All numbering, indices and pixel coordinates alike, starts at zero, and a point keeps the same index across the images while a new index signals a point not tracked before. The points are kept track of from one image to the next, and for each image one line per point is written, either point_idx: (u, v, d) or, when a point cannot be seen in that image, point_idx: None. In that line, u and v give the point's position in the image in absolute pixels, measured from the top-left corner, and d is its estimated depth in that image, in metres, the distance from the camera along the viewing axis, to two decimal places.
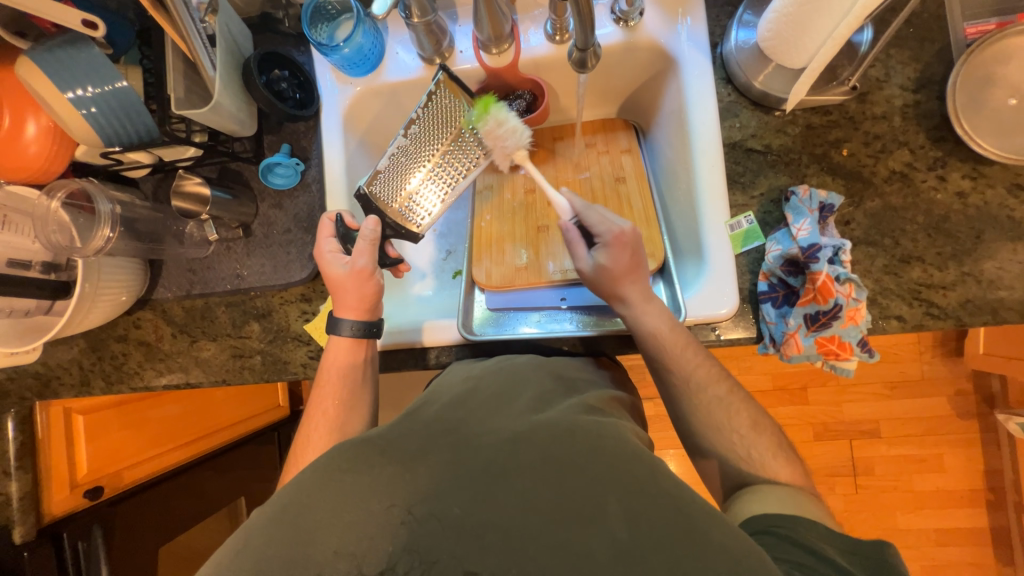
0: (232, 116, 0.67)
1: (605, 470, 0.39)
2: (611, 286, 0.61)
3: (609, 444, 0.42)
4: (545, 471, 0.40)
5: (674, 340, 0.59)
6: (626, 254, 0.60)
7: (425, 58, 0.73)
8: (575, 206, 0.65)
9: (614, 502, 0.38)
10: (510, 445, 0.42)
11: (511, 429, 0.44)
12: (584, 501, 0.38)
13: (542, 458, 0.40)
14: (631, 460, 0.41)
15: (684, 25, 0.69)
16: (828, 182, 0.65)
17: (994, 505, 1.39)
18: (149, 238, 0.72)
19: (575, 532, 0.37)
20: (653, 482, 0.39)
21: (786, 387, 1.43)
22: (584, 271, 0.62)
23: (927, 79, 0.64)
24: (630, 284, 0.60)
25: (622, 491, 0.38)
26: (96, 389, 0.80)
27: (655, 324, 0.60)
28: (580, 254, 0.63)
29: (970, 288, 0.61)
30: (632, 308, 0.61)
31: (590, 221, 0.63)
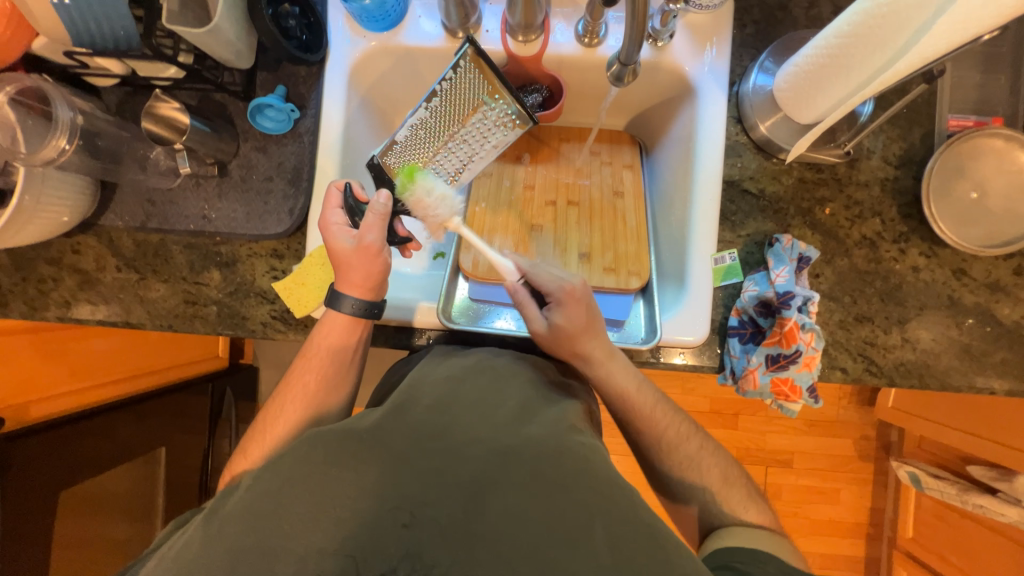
0: (229, 44, 0.61)
1: (593, 495, 0.43)
2: (566, 345, 0.61)
3: (595, 470, 0.45)
4: (531, 491, 0.42)
5: (640, 400, 0.62)
6: (581, 313, 0.60)
7: (448, 29, 0.69)
8: (523, 268, 0.65)
9: (601, 531, 0.40)
10: (501, 458, 0.44)
11: (499, 442, 0.46)
12: (571, 523, 0.41)
13: (530, 476, 0.43)
14: (614, 488, 0.44)
15: (709, 56, 0.70)
16: (807, 235, 0.69)
17: (872, 538, 1.57)
18: (107, 157, 0.66)
19: (562, 555, 0.39)
20: (632, 511, 0.42)
21: (722, 411, 1.53)
22: (538, 331, 0.62)
23: (907, 158, 0.70)
24: (588, 342, 0.61)
25: (608, 521, 0.41)
26: (13, 314, 0.71)
27: (624, 381, 0.62)
28: (532, 312, 0.62)
29: (906, 353, 0.68)
30: (596, 368, 0.62)
31: (539, 280, 0.63)
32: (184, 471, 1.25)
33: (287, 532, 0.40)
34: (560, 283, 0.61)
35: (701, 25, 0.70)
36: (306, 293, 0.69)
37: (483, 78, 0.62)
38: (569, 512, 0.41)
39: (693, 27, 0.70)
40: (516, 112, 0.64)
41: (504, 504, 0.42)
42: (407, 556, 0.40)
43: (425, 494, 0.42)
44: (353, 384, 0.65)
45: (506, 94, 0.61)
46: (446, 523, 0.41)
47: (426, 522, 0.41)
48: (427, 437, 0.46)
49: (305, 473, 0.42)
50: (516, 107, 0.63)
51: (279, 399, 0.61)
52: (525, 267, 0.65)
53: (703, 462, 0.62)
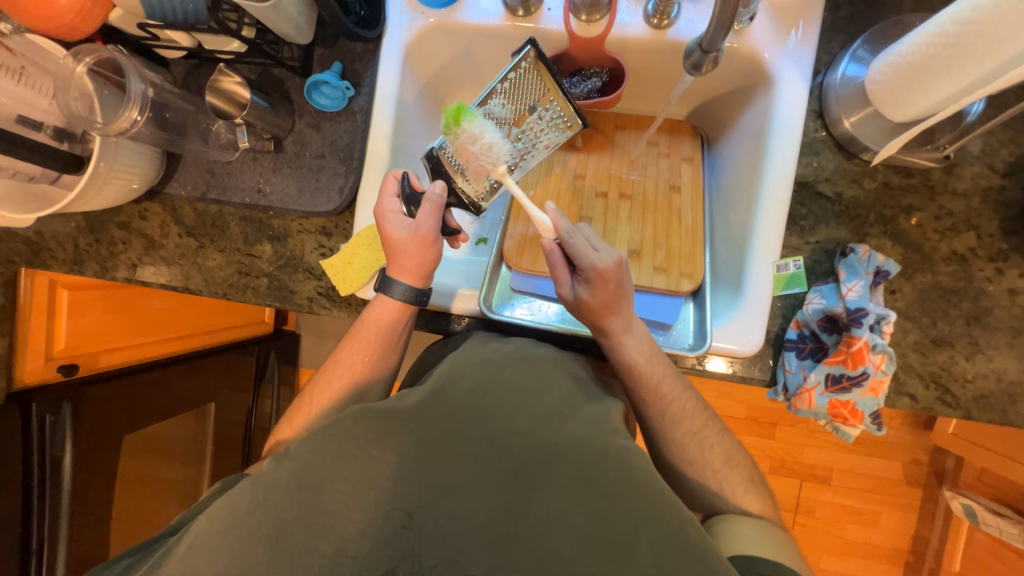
0: (291, 19, 0.60)
1: (637, 508, 0.41)
2: (590, 317, 0.60)
3: (640, 479, 0.42)
4: (572, 493, 0.41)
5: (650, 371, 0.60)
6: (607, 292, 0.57)
7: (508, 7, 0.66)
8: (560, 229, 0.59)
9: (645, 545, 0.39)
10: (545, 457, 0.43)
11: (541, 437, 0.44)
12: (614, 535, 0.40)
13: (570, 476, 0.42)
14: (660, 499, 0.41)
15: (793, 41, 0.64)
16: (887, 247, 0.63)
17: (911, 567, 1.48)
18: (173, 129, 0.67)
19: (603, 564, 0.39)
20: (677, 529, 0.40)
21: (758, 419, 1.47)
22: (564, 297, 0.61)
23: (1018, 166, 0.61)
24: (612, 318, 0.59)
25: (655, 535, 0.39)
26: (88, 272, 0.76)
27: (633, 354, 0.60)
28: (562, 279, 0.60)
29: (989, 384, 0.61)
30: (610, 338, 0.61)
31: (573, 249, 0.58)
32: None
33: (330, 506, 0.42)
34: (596, 261, 0.57)
35: (786, 6, 0.63)
36: (352, 272, 0.69)
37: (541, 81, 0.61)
38: (606, 519, 0.40)
39: (778, 9, 0.63)
40: (569, 116, 0.63)
41: (540, 503, 0.41)
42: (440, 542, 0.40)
43: (460, 482, 0.42)
44: (396, 366, 0.66)
45: (561, 97, 0.61)
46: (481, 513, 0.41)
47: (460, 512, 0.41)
48: (477, 423, 0.45)
49: (346, 449, 0.43)
50: (569, 110, 0.62)
51: (324, 373, 0.63)
52: (562, 230, 0.59)
53: (743, 477, 0.59)
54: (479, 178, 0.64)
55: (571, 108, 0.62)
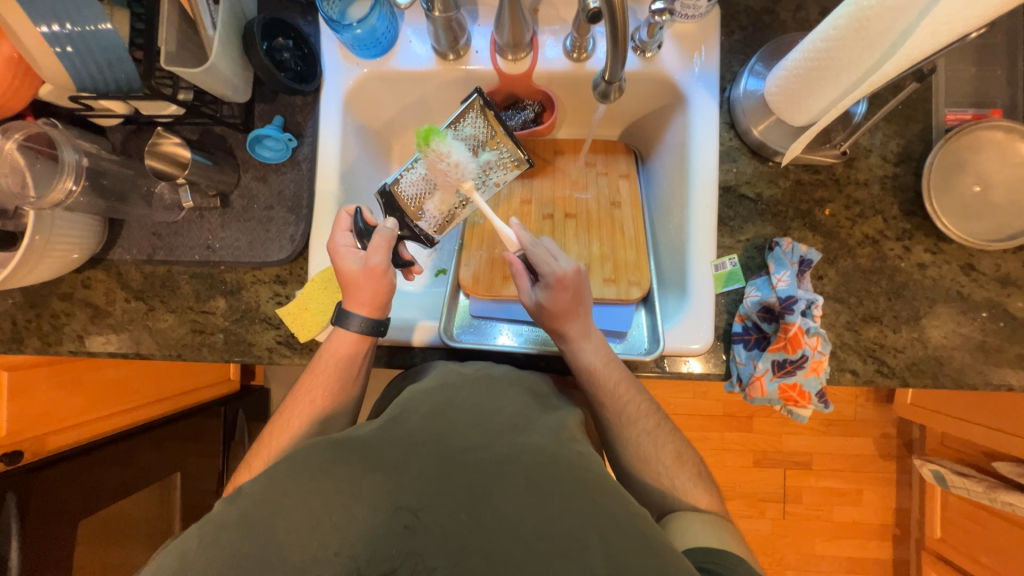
0: (226, 80, 0.62)
1: (589, 507, 0.42)
2: (550, 321, 0.63)
3: (591, 478, 0.45)
4: (525, 499, 0.43)
5: (607, 376, 0.62)
6: (566, 295, 0.61)
7: (438, 52, 0.71)
8: (523, 241, 0.65)
9: (596, 542, 0.40)
10: (498, 468, 0.45)
11: (496, 450, 0.46)
12: (567, 537, 0.40)
13: (527, 485, 0.44)
14: (610, 496, 0.43)
15: (698, 63, 0.71)
16: (808, 237, 0.69)
17: (899, 539, 1.53)
18: (113, 196, 0.67)
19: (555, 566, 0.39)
20: (627, 520, 0.42)
21: (735, 414, 1.51)
22: (526, 304, 0.64)
23: (906, 155, 0.69)
24: (570, 323, 0.62)
25: (603, 532, 0.41)
26: (29, 349, 0.73)
27: (592, 359, 0.63)
28: (523, 286, 0.64)
29: (917, 352, 0.67)
30: (569, 345, 0.63)
31: (535, 258, 0.63)
32: (199, 495, 1.26)
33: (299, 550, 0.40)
34: (557, 267, 0.62)
35: (689, 33, 0.70)
36: (308, 318, 0.70)
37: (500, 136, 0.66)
38: (569, 526, 0.41)
39: (681, 36, 0.70)
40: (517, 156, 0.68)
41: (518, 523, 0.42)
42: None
43: (426, 512, 0.42)
44: (356, 404, 0.65)
45: (510, 141, 0.66)
46: (457, 542, 0.41)
47: (428, 540, 0.41)
48: (430, 444, 0.47)
49: (312, 491, 0.42)
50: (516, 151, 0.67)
51: (278, 420, 0.61)
52: (524, 242, 0.64)
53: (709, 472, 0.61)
54: (447, 189, 0.67)
55: (517, 150, 0.67)
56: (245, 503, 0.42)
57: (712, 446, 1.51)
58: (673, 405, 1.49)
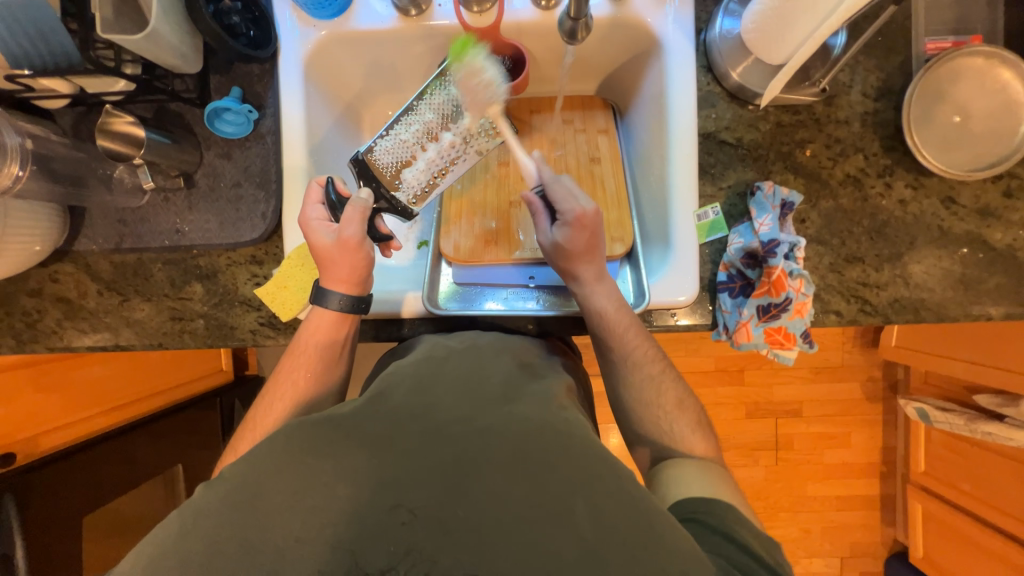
0: (172, 48, 0.59)
1: (578, 471, 0.43)
2: (566, 262, 0.62)
3: (577, 446, 0.45)
4: (515, 466, 0.43)
5: (618, 321, 0.62)
6: (585, 234, 0.60)
7: (399, 8, 0.67)
8: (543, 176, 0.64)
9: (583, 507, 0.41)
10: (484, 435, 0.45)
11: (482, 420, 0.47)
12: (556, 501, 0.41)
13: (514, 449, 0.44)
14: (599, 462, 0.44)
15: (672, 6, 0.68)
16: (790, 180, 0.68)
17: (886, 476, 1.60)
18: (67, 180, 0.64)
19: (545, 529, 0.40)
20: (616, 484, 0.42)
21: (728, 369, 1.53)
22: (543, 245, 0.63)
23: (886, 89, 0.68)
24: (585, 265, 0.62)
25: (591, 496, 0.42)
26: (3, 349, 0.71)
27: (603, 303, 0.62)
28: (541, 225, 0.63)
29: (899, 289, 0.67)
30: (584, 288, 0.63)
31: (555, 195, 0.61)
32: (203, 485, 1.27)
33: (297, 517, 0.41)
34: (576, 203, 0.60)
35: None
36: (288, 296, 0.68)
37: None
38: (557, 491, 0.42)
39: None
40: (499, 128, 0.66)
41: (514, 479, 0.42)
42: (409, 545, 0.40)
43: (418, 474, 0.43)
44: (344, 379, 0.65)
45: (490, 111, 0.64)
46: (455, 502, 0.42)
47: (422, 500, 0.41)
48: (420, 410, 0.47)
49: (304, 464, 0.43)
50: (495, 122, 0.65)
51: (265, 399, 0.61)
52: (545, 176, 0.63)
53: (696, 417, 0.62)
54: (471, 114, 0.65)
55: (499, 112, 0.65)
56: (234, 480, 0.42)
57: (705, 401, 1.54)
58: None
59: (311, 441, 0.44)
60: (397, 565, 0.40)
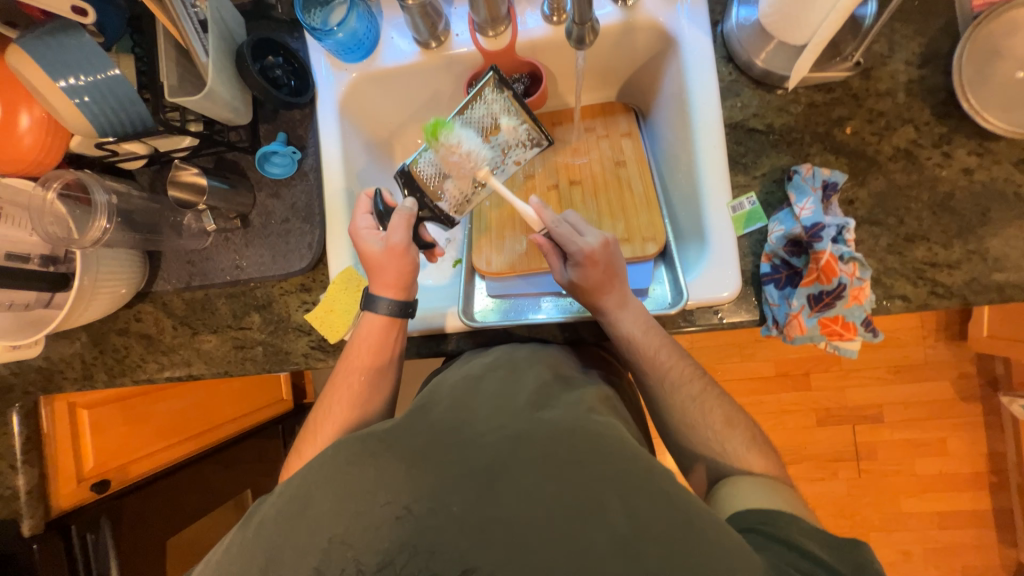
0: (227, 104, 0.66)
1: (608, 468, 0.42)
2: (586, 298, 0.62)
3: (611, 443, 0.45)
4: (549, 467, 0.42)
5: (648, 342, 0.61)
6: (598, 270, 0.59)
7: (420, 43, 0.72)
8: (545, 220, 0.64)
9: (615, 500, 0.40)
10: (514, 442, 0.45)
11: (514, 427, 0.46)
12: (587, 500, 0.41)
13: (544, 454, 0.43)
14: (632, 458, 0.44)
15: (684, 3, 0.68)
16: (831, 161, 0.64)
17: (997, 487, 1.39)
18: (145, 229, 0.73)
19: (582, 528, 0.39)
20: (651, 482, 0.42)
21: (790, 373, 1.43)
22: (560, 283, 0.63)
23: (931, 54, 0.63)
24: (605, 296, 0.60)
25: (625, 491, 0.41)
26: (99, 383, 0.80)
27: (631, 328, 0.61)
28: (555, 265, 0.63)
29: (976, 266, 0.61)
30: (607, 315, 0.62)
31: (561, 237, 0.61)
32: None
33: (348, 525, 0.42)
34: (582, 243, 0.60)
35: None
36: (335, 319, 0.72)
37: (513, 113, 0.67)
38: (589, 488, 0.41)
39: None
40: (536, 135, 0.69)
41: (560, 484, 0.41)
42: (454, 557, 0.40)
43: (459, 484, 0.43)
44: (390, 393, 0.67)
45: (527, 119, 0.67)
46: (500, 510, 0.41)
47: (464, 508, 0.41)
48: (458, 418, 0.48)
49: (354, 476, 0.44)
50: (535, 130, 0.68)
51: (320, 416, 0.64)
52: (546, 220, 0.63)
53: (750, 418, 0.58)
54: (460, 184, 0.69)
55: (533, 124, 0.68)
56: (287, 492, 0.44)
57: (768, 409, 1.44)
58: (721, 371, 1.43)
59: (361, 454, 0.46)
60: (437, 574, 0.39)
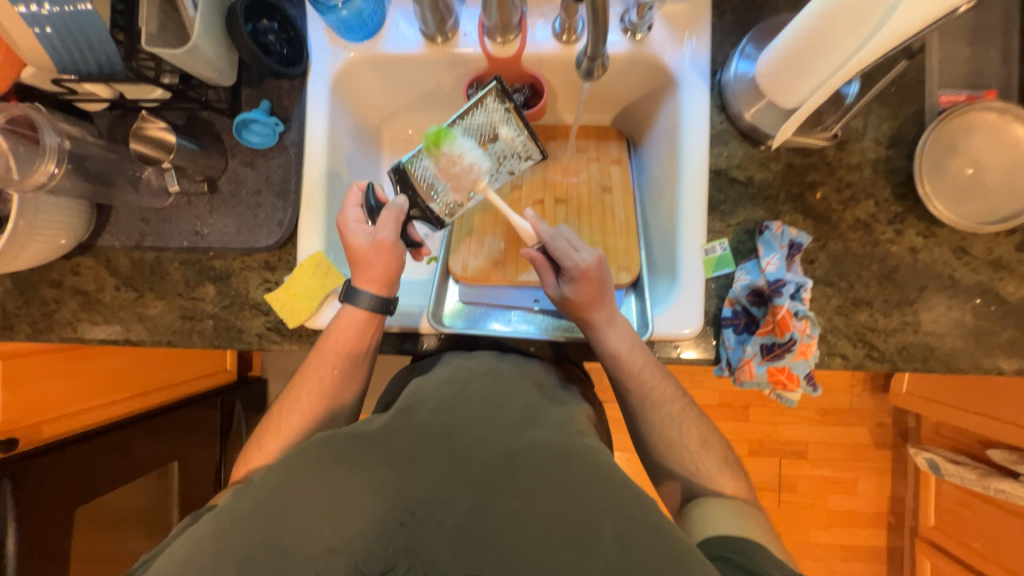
0: (209, 62, 0.62)
1: (600, 496, 0.42)
2: (577, 312, 0.63)
3: (602, 472, 0.45)
4: (540, 491, 0.42)
5: (633, 360, 0.62)
6: (592, 286, 0.61)
7: (426, 36, 0.70)
8: (540, 233, 0.64)
9: (608, 528, 0.40)
10: (509, 459, 0.45)
11: (506, 445, 0.47)
12: (580, 528, 0.40)
13: (539, 477, 0.43)
14: (623, 489, 0.43)
15: (689, 46, 0.70)
16: (799, 221, 0.68)
17: (893, 527, 1.54)
18: (98, 179, 0.67)
19: (570, 557, 0.39)
20: (642, 514, 0.42)
21: (732, 404, 1.51)
22: (553, 297, 0.64)
23: (899, 138, 0.69)
24: (596, 311, 0.62)
25: (617, 520, 0.41)
26: (19, 336, 0.73)
27: (618, 344, 0.62)
28: (548, 280, 0.64)
29: (908, 336, 0.66)
30: (596, 331, 0.63)
31: (556, 251, 0.62)
32: (197, 484, 1.27)
33: (288, 528, 0.40)
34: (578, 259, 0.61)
35: (680, 15, 0.69)
36: (297, 304, 0.70)
37: (513, 124, 0.67)
38: (579, 514, 0.41)
39: (673, 18, 0.70)
40: (532, 147, 0.70)
41: (509, 501, 0.42)
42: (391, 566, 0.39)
43: (411, 494, 0.42)
44: (358, 392, 0.64)
45: (525, 130, 0.67)
46: (449, 524, 0.41)
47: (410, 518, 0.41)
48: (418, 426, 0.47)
49: (298, 472, 0.43)
50: (531, 143, 0.69)
51: (282, 403, 0.62)
52: (543, 234, 0.64)
53: (691, 454, 0.61)
54: (460, 191, 0.69)
55: (530, 136, 0.67)
56: None
57: None
58: None
59: (311, 450, 0.45)
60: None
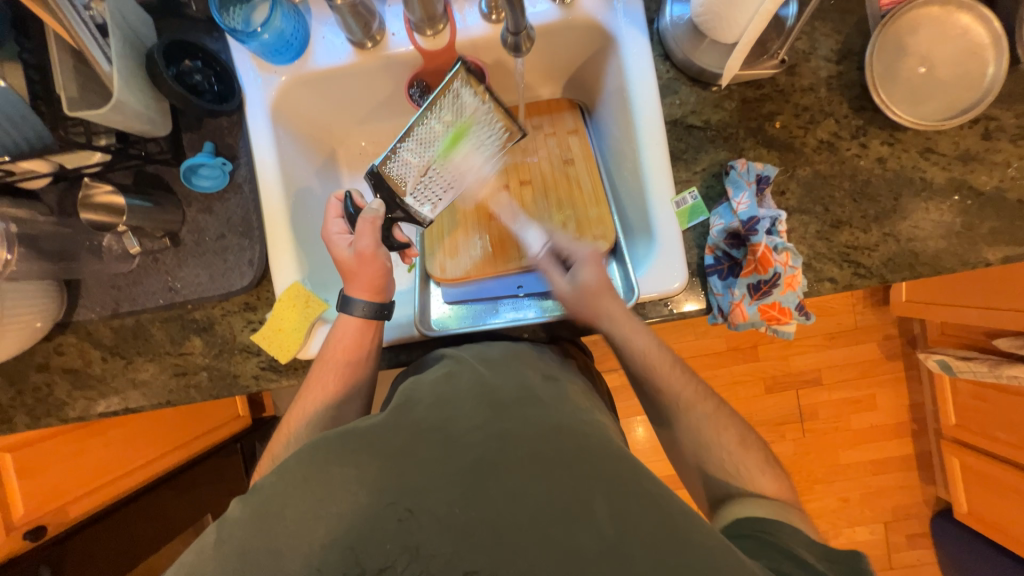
0: (140, 115, 0.60)
1: (592, 469, 0.44)
2: (590, 303, 0.63)
3: (597, 447, 0.46)
4: (538, 473, 0.43)
5: (650, 363, 0.62)
6: (602, 270, 0.64)
7: (355, 43, 0.69)
8: (545, 237, 0.71)
9: (601, 502, 0.42)
10: (499, 442, 0.45)
11: (498, 426, 0.47)
12: (573, 499, 0.42)
13: (535, 456, 0.44)
14: (616, 461, 0.45)
15: (620, 1, 0.68)
16: (764, 154, 0.68)
17: (917, 434, 1.56)
18: (57, 256, 0.66)
19: (567, 531, 0.40)
20: (638, 481, 0.44)
21: (740, 347, 1.52)
22: (563, 293, 0.64)
23: (846, 51, 0.68)
24: (607, 300, 0.62)
25: (611, 493, 0.42)
26: (19, 426, 0.72)
27: (644, 343, 0.61)
28: (556, 277, 0.66)
29: (891, 247, 0.66)
30: (617, 326, 0.61)
31: (562, 245, 0.68)
32: None
33: (298, 536, 0.41)
34: (582, 247, 0.67)
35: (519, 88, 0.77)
36: (284, 339, 0.69)
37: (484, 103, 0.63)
38: (572, 492, 0.42)
39: None
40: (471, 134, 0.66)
41: (516, 489, 0.43)
42: (404, 545, 0.41)
43: (427, 503, 0.42)
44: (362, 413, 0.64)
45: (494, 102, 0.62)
46: (447, 513, 0.42)
47: (422, 514, 0.42)
48: None
49: (303, 481, 0.44)
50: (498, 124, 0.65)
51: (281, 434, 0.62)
52: (548, 236, 0.70)
53: (699, 406, 0.61)
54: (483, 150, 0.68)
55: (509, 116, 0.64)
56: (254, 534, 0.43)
57: (722, 382, 1.53)
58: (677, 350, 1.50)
59: (306, 454, 0.46)
60: (394, 564, 0.40)
